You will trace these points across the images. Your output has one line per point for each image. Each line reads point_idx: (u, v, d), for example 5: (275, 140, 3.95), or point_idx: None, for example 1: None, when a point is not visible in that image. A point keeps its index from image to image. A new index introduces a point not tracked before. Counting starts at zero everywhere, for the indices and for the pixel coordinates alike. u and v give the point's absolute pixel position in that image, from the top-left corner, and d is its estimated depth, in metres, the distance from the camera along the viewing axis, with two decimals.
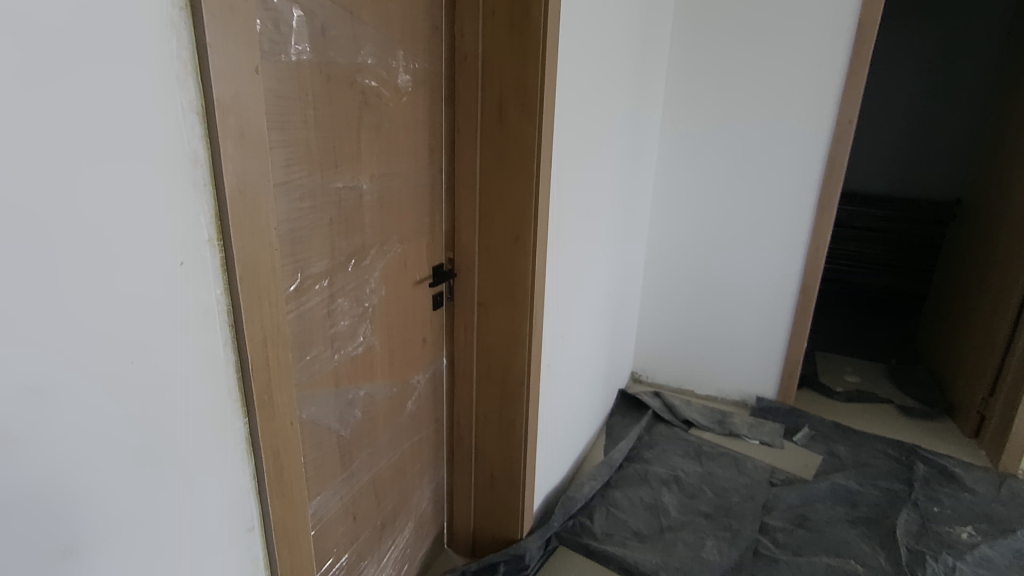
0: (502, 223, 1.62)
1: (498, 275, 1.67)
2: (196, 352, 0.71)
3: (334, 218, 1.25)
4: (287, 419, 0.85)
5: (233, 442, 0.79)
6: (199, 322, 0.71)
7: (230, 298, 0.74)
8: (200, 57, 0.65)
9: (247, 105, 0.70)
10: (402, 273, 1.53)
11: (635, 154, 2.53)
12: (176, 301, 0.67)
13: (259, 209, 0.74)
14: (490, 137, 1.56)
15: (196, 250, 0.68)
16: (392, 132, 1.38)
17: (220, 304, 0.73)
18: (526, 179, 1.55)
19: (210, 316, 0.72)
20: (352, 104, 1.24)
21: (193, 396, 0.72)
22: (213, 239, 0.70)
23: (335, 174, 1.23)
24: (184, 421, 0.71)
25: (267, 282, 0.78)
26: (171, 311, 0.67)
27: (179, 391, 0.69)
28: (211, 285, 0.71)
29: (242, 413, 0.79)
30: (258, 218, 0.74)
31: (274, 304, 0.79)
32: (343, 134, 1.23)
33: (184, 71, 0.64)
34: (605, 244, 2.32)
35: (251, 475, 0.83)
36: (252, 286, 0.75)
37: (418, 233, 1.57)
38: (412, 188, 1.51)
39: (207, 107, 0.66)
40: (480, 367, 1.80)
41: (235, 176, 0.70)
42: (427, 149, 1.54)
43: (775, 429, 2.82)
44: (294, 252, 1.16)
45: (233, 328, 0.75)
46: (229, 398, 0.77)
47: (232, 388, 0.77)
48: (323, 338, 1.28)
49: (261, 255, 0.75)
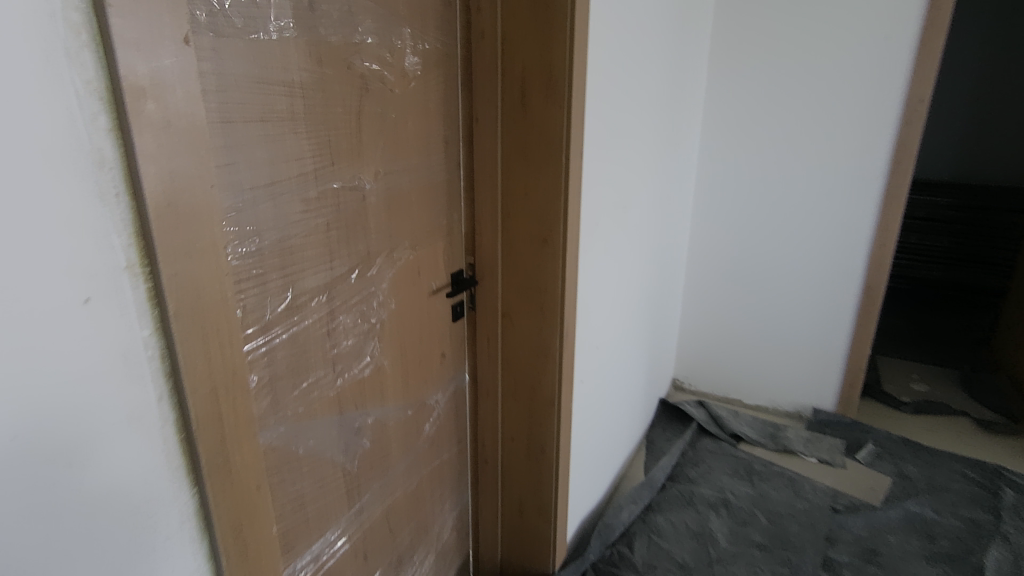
0: (529, 224, 1.43)
1: (524, 283, 1.49)
2: (120, 409, 0.56)
3: (333, 224, 1.09)
4: (252, 481, 0.70)
5: (180, 516, 0.63)
6: (122, 371, 0.55)
7: (164, 338, 0.58)
8: (100, 25, 0.49)
9: (171, 90, 0.55)
10: (415, 282, 1.36)
11: (675, 143, 2.30)
12: (85, 348, 0.52)
13: (198, 223, 0.59)
14: (512, 127, 1.37)
15: (110, 280, 0.53)
16: (398, 122, 1.21)
17: (151, 346, 0.58)
18: (555, 173, 1.36)
19: (137, 362, 0.57)
20: (348, 91, 1.07)
21: (121, 467, 0.56)
22: (133, 265, 0.55)
23: (333, 172, 1.07)
24: (115, 491, 0.56)
25: (214, 316, 0.62)
26: (80, 360, 0.52)
27: (101, 458, 0.54)
28: (135, 323, 0.56)
29: (191, 480, 0.64)
30: (196, 236, 0.59)
31: (225, 341, 0.64)
32: (340, 126, 1.07)
33: (78, 45, 0.48)
34: (642, 242, 2.11)
35: (206, 554, 0.67)
36: (194, 322, 0.60)
37: (433, 237, 1.40)
38: (425, 187, 1.34)
39: (114, 93, 0.51)
40: (506, 384, 1.62)
41: (160, 182, 0.55)
42: (441, 142, 1.37)
43: (835, 444, 2.55)
44: (284, 264, 1.00)
45: (169, 375, 0.59)
46: (170, 463, 0.61)
47: (175, 450, 0.62)
48: (322, 361, 1.12)
49: (202, 282, 0.60)
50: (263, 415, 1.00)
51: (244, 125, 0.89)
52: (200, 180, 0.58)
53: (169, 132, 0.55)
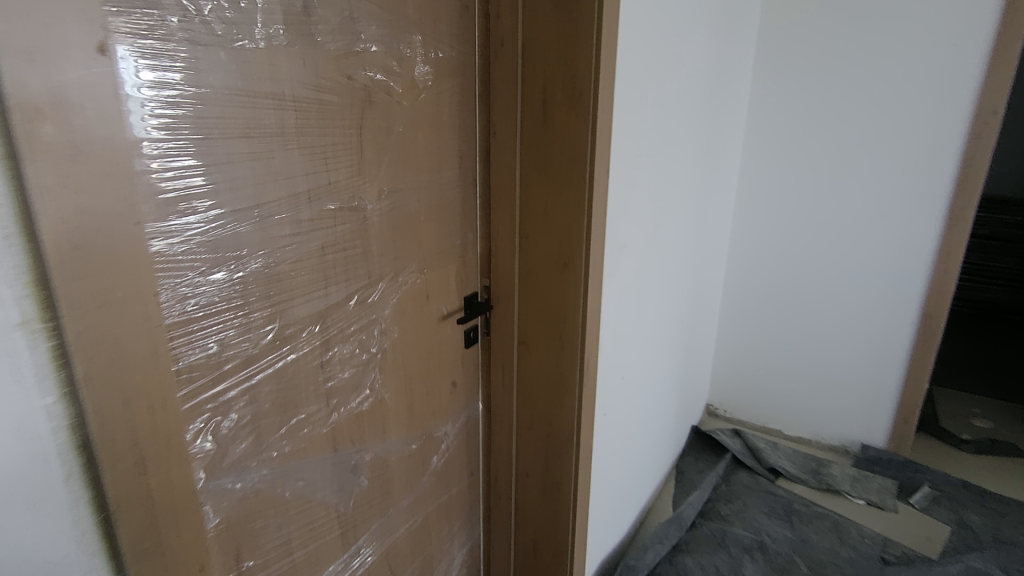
0: (548, 247, 1.32)
1: (542, 309, 1.37)
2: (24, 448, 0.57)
3: (328, 246, 1.00)
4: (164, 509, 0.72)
5: (87, 552, 0.64)
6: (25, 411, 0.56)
7: (67, 377, 0.60)
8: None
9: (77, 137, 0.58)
10: (423, 307, 1.26)
11: (714, 155, 2.15)
12: None
13: (104, 264, 0.61)
14: (532, 142, 1.26)
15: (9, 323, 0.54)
16: (406, 137, 1.12)
17: (53, 386, 0.59)
18: (577, 194, 1.24)
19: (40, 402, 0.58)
20: (349, 104, 0.98)
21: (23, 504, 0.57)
22: (32, 308, 0.56)
23: (330, 191, 0.98)
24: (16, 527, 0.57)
25: (121, 350, 0.64)
26: None
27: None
28: (36, 365, 0.57)
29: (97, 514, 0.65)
30: (101, 276, 0.61)
31: (134, 372, 0.67)
32: (340, 142, 0.98)
33: None
34: (676, 262, 1.97)
35: None
36: (102, 358, 0.62)
37: (444, 259, 1.30)
38: (436, 205, 1.24)
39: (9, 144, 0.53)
40: (521, 416, 1.50)
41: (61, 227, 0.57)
42: (455, 158, 1.27)
43: (886, 486, 2.33)
44: (271, 292, 0.91)
45: (73, 410, 0.61)
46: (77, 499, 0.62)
47: (81, 487, 0.63)
48: (315, 396, 1.03)
49: (109, 317, 0.63)
50: (244, 458, 0.91)
51: (227, 143, 0.81)
52: (105, 223, 0.61)
53: (74, 167, 0.57)
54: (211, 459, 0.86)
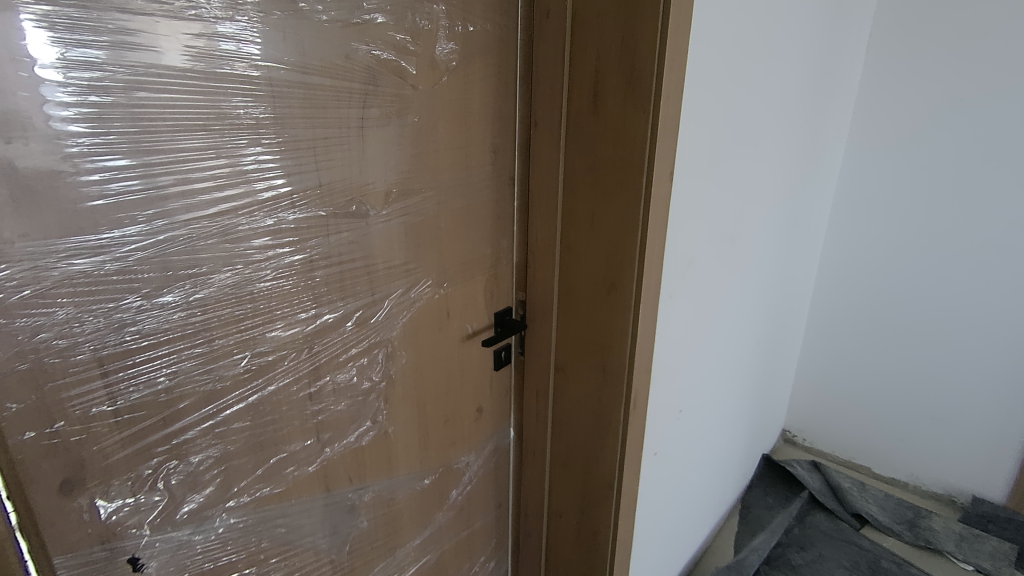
0: (594, 263, 1.10)
1: (584, 333, 1.16)
2: None
3: (318, 258, 0.84)
4: None
5: None
6: None
7: None
8: None
9: None
10: (442, 326, 1.09)
11: (811, 150, 1.82)
12: None
13: None
14: (580, 137, 1.04)
15: None
16: (424, 128, 0.94)
17: None
18: (631, 201, 1.01)
19: None
20: (345, 88, 0.81)
21: None
22: None
23: (320, 194, 0.82)
24: None
25: None
26: None
27: None
28: None
29: None
30: None
31: None
32: (334, 134, 0.81)
33: None
34: (756, 275, 1.68)
35: None
36: None
37: (470, 271, 1.12)
38: (461, 209, 1.06)
39: None
40: (556, 452, 1.31)
41: None
42: (487, 152, 1.08)
43: (1003, 551, 1.94)
44: (241, 314, 0.77)
45: None
46: None
47: None
48: (301, 432, 0.89)
49: None
50: (207, 506, 0.79)
51: (178, 137, 0.66)
52: None
53: None
54: (162, 508, 0.74)
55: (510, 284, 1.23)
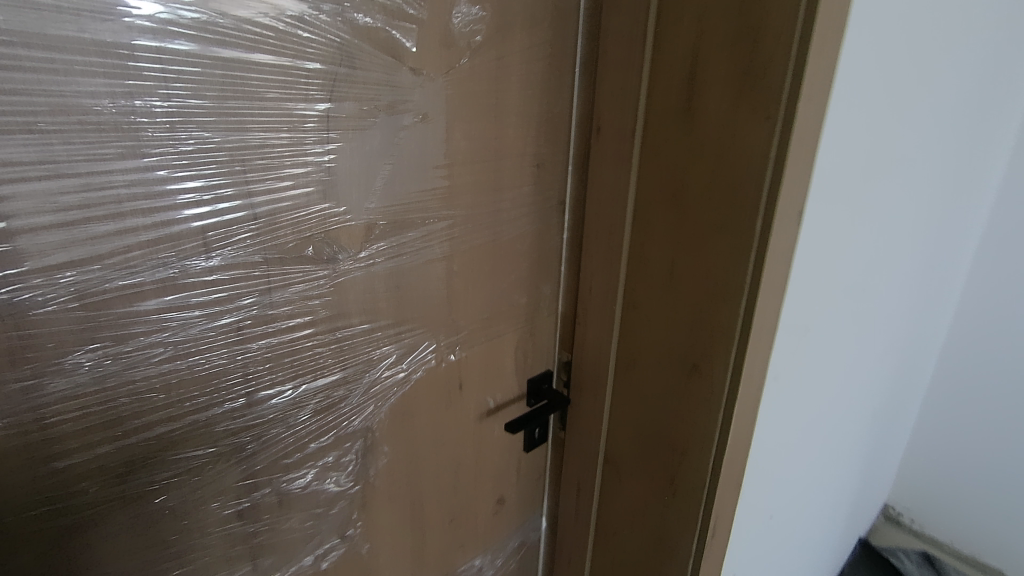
0: (670, 333, 0.77)
1: (648, 423, 0.84)
2: None
3: (251, 325, 0.56)
4: None
5: None
6: None
7: None
8: None
9: None
10: (450, 401, 0.80)
11: (979, 172, 1.36)
12: None
13: None
14: (663, 151, 0.71)
15: None
16: (432, 133, 0.64)
17: None
18: (736, 253, 0.67)
19: None
20: (299, 69, 0.52)
21: None
22: None
23: (255, 231, 0.53)
24: None
25: None
26: None
27: None
28: None
29: None
30: None
31: None
32: (281, 140, 0.53)
33: None
34: (886, 335, 1.27)
35: None
36: None
37: (494, 329, 0.82)
38: (485, 247, 0.75)
39: None
40: (598, 564, 0.99)
41: None
42: (528, 168, 0.76)
43: None
44: (116, 414, 0.50)
45: None
46: None
47: None
48: (226, 562, 0.62)
49: None
50: None
51: None
52: None
53: None
54: None
55: (550, 342, 0.92)
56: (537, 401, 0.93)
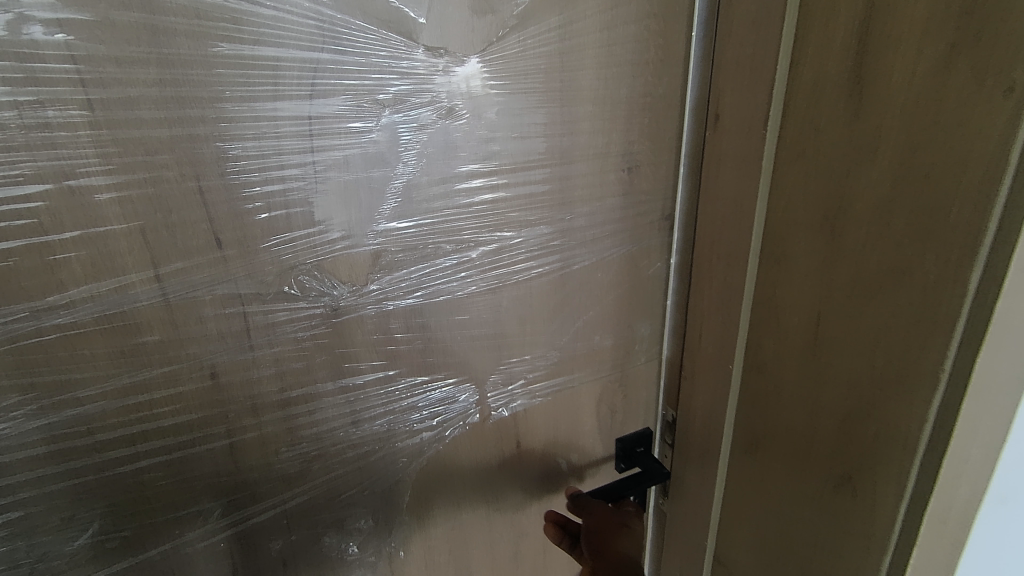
0: (813, 419, 0.52)
1: (776, 534, 0.59)
2: None
3: (228, 371, 0.46)
4: None
5: None
6: None
7: None
8: None
9: None
10: (508, 460, 0.63)
11: None
12: None
13: None
14: (813, 148, 0.46)
15: None
16: (464, 133, 0.48)
17: None
18: (930, 319, 0.41)
19: None
20: (262, 59, 0.40)
21: None
22: None
23: (223, 261, 0.43)
24: None
25: None
26: None
27: None
28: None
29: None
30: None
31: None
32: (246, 149, 0.42)
33: None
34: None
35: None
36: None
37: (567, 378, 0.63)
38: (550, 277, 0.57)
39: None
40: None
41: None
42: (615, 173, 0.56)
43: None
44: (72, 467, 0.44)
45: None
46: None
47: None
48: None
49: None
50: None
51: None
52: None
53: None
54: None
55: (650, 395, 0.71)
56: (629, 465, 0.72)
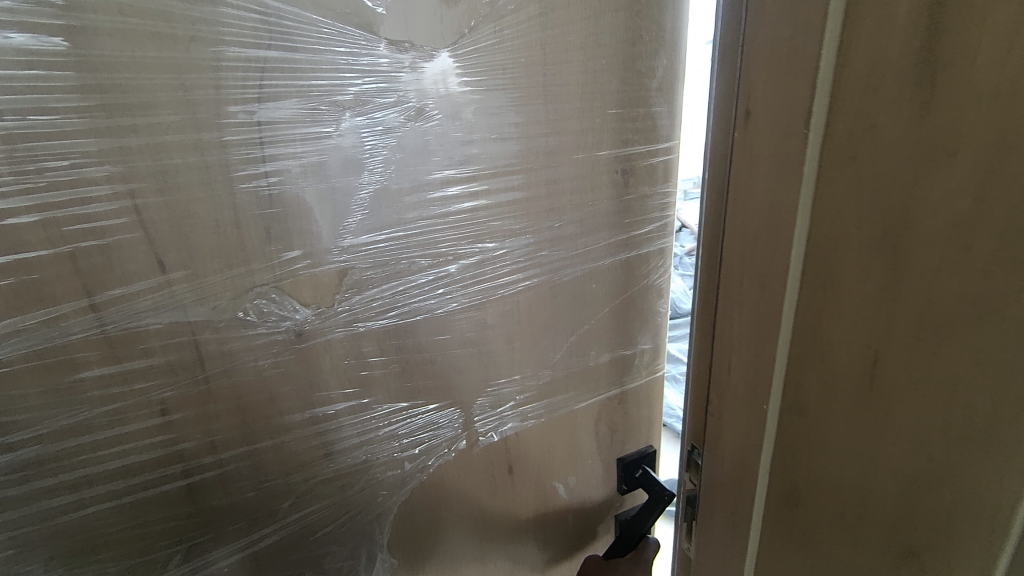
0: (869, 495, 0.39)
1: None
2: None
3: (179, 406, 0.41)
4: None
5: None
6: None
7: None
8: None
9: None
10: (499, 483, 0.56)
11: None
12: None
13: None
14: (877, 129, 0.32)
15: None
16: (437, 135, 0.42)
17: None
18: None
19: None
20: (200, 60, 0.35)
21: None
22: None
23: (169, 287, 0.38)
24: None
25: None
26: None
27: None
28: None
29: None
30: None
31: None
32: (188, 162, 0.37)
33: None
34: None
35: None
36: None
37: (561, 398, 0.56)
38: (540, 289, 0.50)
39: None
40: None
41: None
42: (609, 174, 0.48)
43: None
44: (11, 515, 0.41)
45: None
46: None
47: None
48: None
49: None
50: None
51: None
52: None
53: None
54: None
55: (654, 412, 0.62)
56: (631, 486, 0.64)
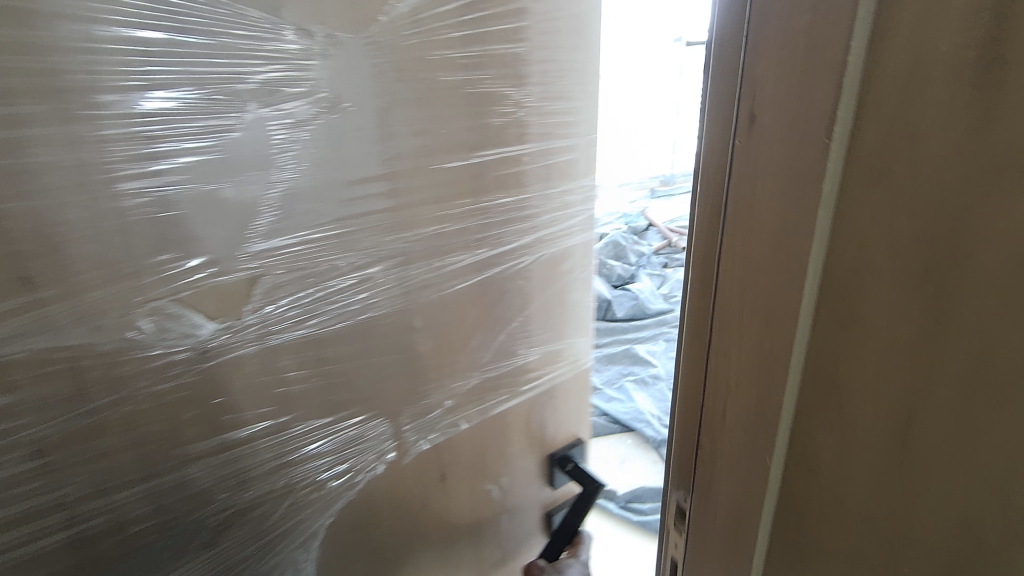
0: None
1: None
2: None
3: (59, 447, 0.34)
4: None
5: None
6: None
7: None
8: None
9: None
10: (430, 487, 0.52)
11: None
12: None
13: None
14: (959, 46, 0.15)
15: None
16: (353, 127, 0.37)
17: None
18: None
19: None
20: (64, 37, 0.28)
21: None
22: None
23: (40, 311, 0.31)
24: None
25: None
26: None
27: None
28: None
29: None
30: None
31: None
32: (56, 159, 0.30)
33: None
34: None
35: None
36: None
37: (493, 399, 0.53)
38: (470, 288, 0.47)
39: None
40: None
41: None
42: (532, 167, 0.47)
43: None
44: None
45: None
46: None
47: None
48: None
49: None
50: None
51: None
52: None
53: None
54: None
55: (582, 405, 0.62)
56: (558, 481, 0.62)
